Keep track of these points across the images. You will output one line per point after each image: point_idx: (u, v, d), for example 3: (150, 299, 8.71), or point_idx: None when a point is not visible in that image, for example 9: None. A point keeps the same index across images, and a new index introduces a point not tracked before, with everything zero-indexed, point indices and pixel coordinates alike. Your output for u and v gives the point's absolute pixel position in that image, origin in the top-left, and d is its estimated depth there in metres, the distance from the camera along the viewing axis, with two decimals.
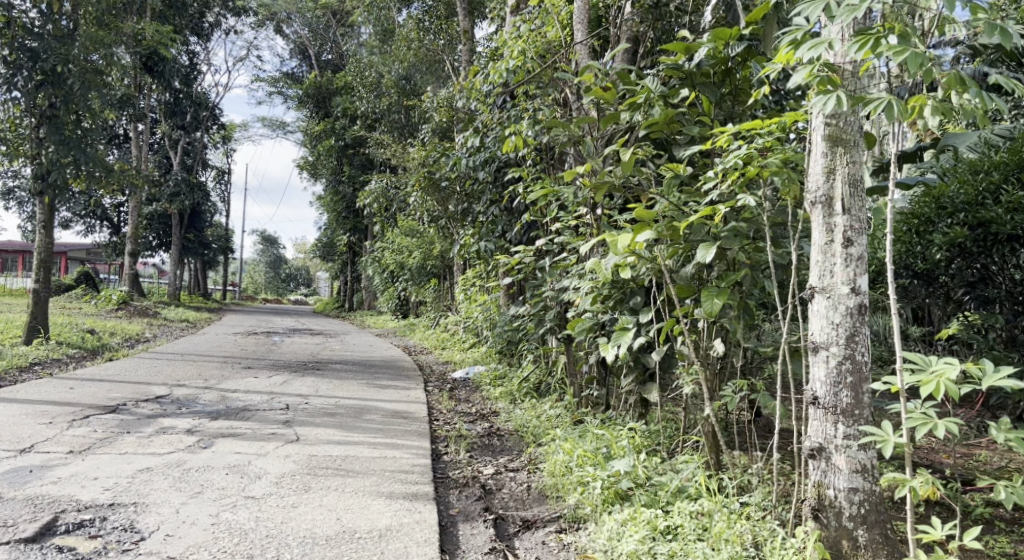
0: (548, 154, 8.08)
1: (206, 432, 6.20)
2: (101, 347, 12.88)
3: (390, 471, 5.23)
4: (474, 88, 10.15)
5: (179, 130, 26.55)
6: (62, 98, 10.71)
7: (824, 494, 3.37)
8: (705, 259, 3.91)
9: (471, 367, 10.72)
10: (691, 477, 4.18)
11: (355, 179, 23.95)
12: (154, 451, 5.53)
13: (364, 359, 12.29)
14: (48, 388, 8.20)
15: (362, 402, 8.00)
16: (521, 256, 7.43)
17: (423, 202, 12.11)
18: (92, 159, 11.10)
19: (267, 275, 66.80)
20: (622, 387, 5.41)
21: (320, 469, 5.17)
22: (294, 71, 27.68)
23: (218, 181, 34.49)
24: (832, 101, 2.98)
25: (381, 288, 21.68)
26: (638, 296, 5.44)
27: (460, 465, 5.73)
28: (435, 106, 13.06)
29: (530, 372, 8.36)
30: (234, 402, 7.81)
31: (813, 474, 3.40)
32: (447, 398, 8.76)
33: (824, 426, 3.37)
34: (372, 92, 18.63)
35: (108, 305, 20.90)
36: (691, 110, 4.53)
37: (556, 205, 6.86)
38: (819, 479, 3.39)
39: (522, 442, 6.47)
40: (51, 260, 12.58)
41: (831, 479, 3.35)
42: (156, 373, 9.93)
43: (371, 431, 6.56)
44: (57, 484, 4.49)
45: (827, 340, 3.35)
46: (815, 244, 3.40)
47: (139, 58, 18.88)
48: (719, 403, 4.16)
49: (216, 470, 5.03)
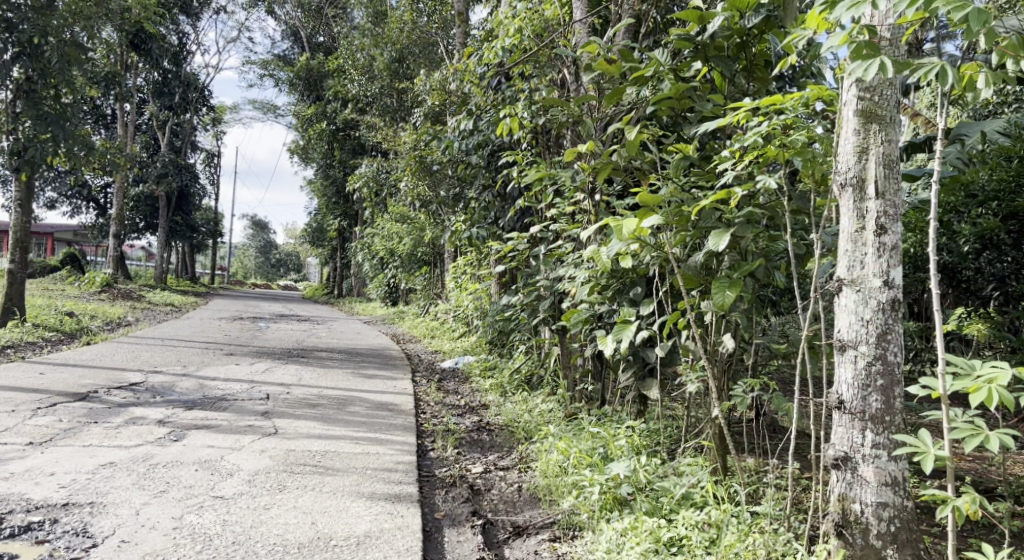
0: (545, 138, 7.78)
1: (179, 423, 5.86)
2: (80, 330, 12.49)
3: (373, 468, 4.91)
4: (467, 71, 9.82)
5: (167, 111, 26.04)
6: (39, 72, 10.29)
7: (849, 509, 3.08)
8: (717, 248, 3.57)
9: (460, 357, 10.41)
10: (696, 482, 3.88)
11: (346, 164, 23.56)
12: (120, 443, 5.20)
13: (351, 347, 11.96)
14: (18, 373, 7.85)
15: (346, 392, 7.67)
16: (514, 243, 7.09)
17: (414, 187, 11.78)
18: (72, 136, 10.64)
19: (257, 260, 66.27)
20: (621, 382, 5.12)
21: (297, 466, 4.84)
22: (285, 54, 27.26)
23: (207, 165, 34.01)
24: (876, 65, 2.68)
25: (370, 275, 21.32)
26: (639, 287, 5.17)
27: (447, 462, 5.42)
28: (428, 89, 12.72)
29: (521, 364, 8.07)
30: (212, 390, 7.48)
31: (837, 486, 3.11)
32: (436, 389, 8.44)
33: (850, 433, 3.08)
34: (363, 74, 18.24)
35: (91, 287, 20.46)
36: (702, 86, 4.20)
37: (552, 190, 6.56)
38: (843, 492, 3.10)
39: (513, 438, 6.17)
40: (28, 240, 12.17)
41: (857, 492, 3.06)
42: (133, 358, 9.57)
43: (355, 424, 6.24)
44: (8, 480, 4.16)
45: (855, 338, 3.05)
46: (844, 232, 3.10)
47: (126, 35, 18.39)
48: (728, 404, 3.85)
49: (185, 465, 4.70)
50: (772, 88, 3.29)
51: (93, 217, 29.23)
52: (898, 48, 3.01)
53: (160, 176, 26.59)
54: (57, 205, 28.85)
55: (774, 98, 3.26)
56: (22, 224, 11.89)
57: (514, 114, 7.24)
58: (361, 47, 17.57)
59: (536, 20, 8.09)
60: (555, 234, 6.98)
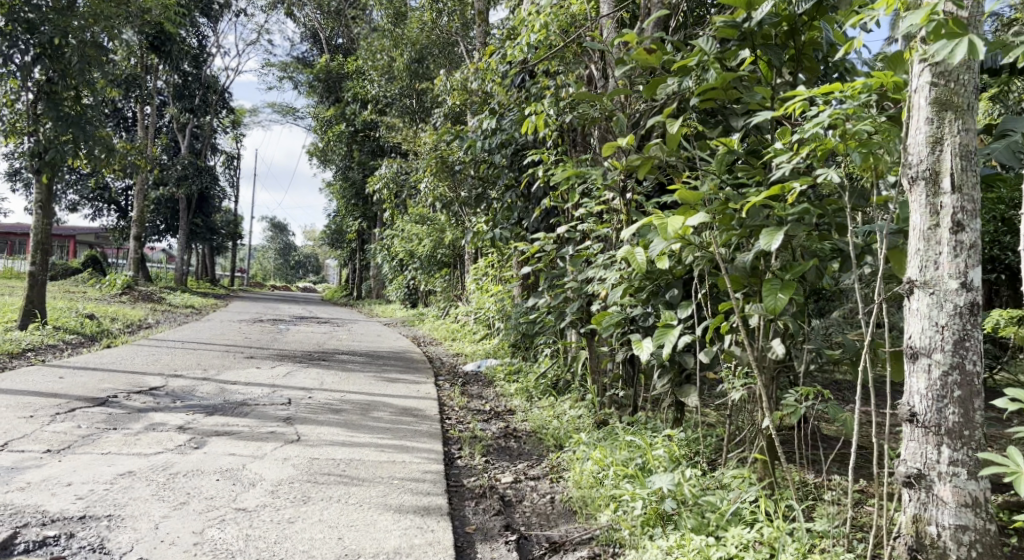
0: (571, 136, 7.58)
1: (199, 429, 5.70)
2: (100, 333, 12.40)
3: (400, 478, 4.72)
4: (490, 69, 9.63)
5: (188, 113, 26.07)
6: (59, 73, 10.21)
7: (924, 532, 2.94)
8: (769, 248, 3.36)
9: (482, 360, 10.21)
10: (744, 498, 3.68)
11: (365, 165, 23.42)
12: (140, 451, 5.04)
13: (371, 350, 11.79)
14: (37, 377, 7.73)
15: (369, 397, 7.49)
16: (540, 244, 6.89)
17: (434, 188, 11.62)
18: (92, 137, 10.55)
19: (276, 262, 66.47)
20: (657, 389, 4.94)
21: (321, 476, 4.67)
22: (305, 56, 27.25)
23: (226, 167, 34.08)
24: (965, 44, 2.61)
25: (389, 276, 21.19)
26: (675, 290, 4.98)
27: (475, 472, 5.22)
28: (449, 89, 12.54)
29: (547, 368, 7.86)
30: (233, 395, 7.33)
31: (910, 507, 2.97)
32: (459, 393, 8.24)
33: (924, 449, 2.93)
34: (383, 75, 18.10)
35: (112, 289, 20.45)
36: (748, 77, 4.02)
37: (580, 189, 6.35)
38: (918, 513, 2.96)
39: (542, 446, 5.97)
40: (49, 243, 12.10)
41: (933, 514, 2.92)
42: (153, 362, 9.45)
43: (378, 430, 6.06)
44: (24, 491, 4.00)
45: (929, 346, 2.91)
46: (915, 229, 2.96)
47: (147, 37, 18.37)
48: (780, 413, 3.64)
49: (206, 475, 4.53)
50: (835, 76, 3.14)
51: (115, 220, 29.30)
52: (977, 30, 2.89)
53: (180, 179, 26.64)
54: (80, 207, 28.96)
55: (836, 86, 3.11)
56: (42, 226, 11.82)
57: (540, 112, 7.06)
58: (381, 48, 17.43)
59: (561, 15, 7.85)
60: (582, 234, 6.77)
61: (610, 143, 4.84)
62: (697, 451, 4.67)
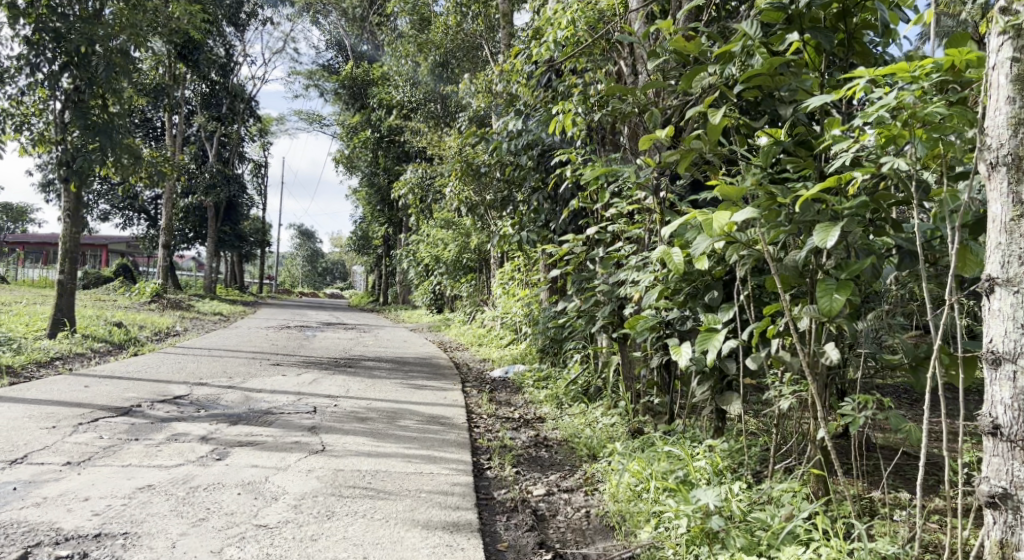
0: (600, 134, 7.36)
1: (222, 440, 5.53)
2: (128, 341, 12.35)
3: (427, 491, 4.52)
4: (516, 70, 9.43)
5: (216, 122, 26.18)
6: (86, 81, 10.19)
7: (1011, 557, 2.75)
8: (825, 245, 3.14)
9: (510, 366, 9.97)
10: (798, 515, 3.47)
11: (391, 171, 23.33)
12: (161, 463, 4.88)
13: (398, 356, 11.63)
14: (62, 386, 7.64)
15: (395, 405, 7.30)
16: (569, 246, 6.67)
17: (460, 192, 11.44)
18: (119, 145, 10.50)
19: (303, 269, 66.86)
20: (696, 396, 4.74)
21: (347, 489, 4.48)
22: (331, 63, 27.26)
23: (254, 175, 34.22)
24: None
25: (415, 281, 21.09)
26: (715, 292, 4.76)
27: (505, 484, 5.00)
28: (475, 92, 12.37)
29: (578, 374, 7.63)
30: (257, 403, 7.18)
31: (994, 530, 2.79)
32: (487, 400, 8.01)
33: (1010, 466, 2.75)
34: (407, 80, 17.98)
35: (142, 298, 20.51)
36: (795, 63, 3.80)
37: (610, 187, 6.13)
38: (1003, 536, 2.77)
39: (575, 455, 5.74)
40: (77, 251, 12.08)
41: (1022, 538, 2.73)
42: (178, 370, 9.34)
43: (405, 440, 5.86)
44: (38, 507, 3.85)
45: (1014, 350, 2.74)
46: (996, 221, 2.80)
47: (176, 46, 18.46)
48: (835, 423, 3.41)
49: (227, 489, 4.35)
50: (900, 57, 2.96)
51: (144, 228, 29.51)
52: None
53: (208, 187, 26.79)
54: (110, 217, 29.20)
55: (904, 64, 2.93)
56: (71, 235, 11.81)
57: (568, 110, 6.84)
58: (405, 53, 17.32)
59: (588, 11, 7.58)
60: (614, 235, 6.54)
61: (647, 135, 4.62)
62: (738, 463, 4.46)
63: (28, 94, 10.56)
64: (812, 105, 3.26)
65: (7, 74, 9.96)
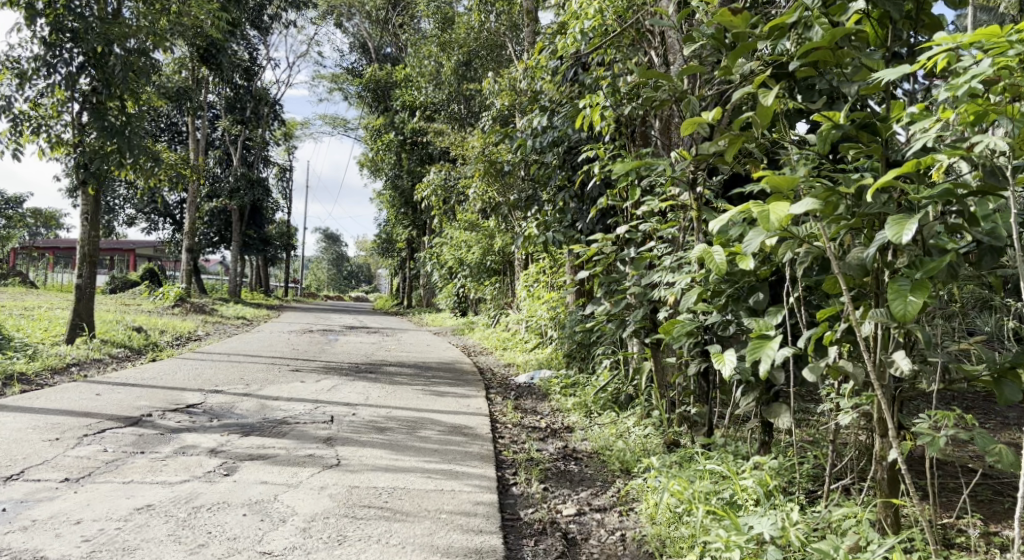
0: (630, 128, 6.99)
1: (232, 453, 5.23)
2: (147, 346, 12.14)
3: (448, 512, 4.20)
4: (541, 65, 9.08)
5: (240, 125, 26.09)
6: (104, 83, 9.95)
7: None
8: (900, 240, 2.78)
9: (536, 371, 9.60)
10: (867, 547, 3.12)
11: (414, 173, 23.08)
12: (164, 479, 4.57)
13: (421, 361, 11.29)
14: (73, 394, 7.38)
15: (416, 413, 6.95)
16: (598, 245, 6.26)
17: (484, 192, 11.10)
18: (138, 147, 10.25)
19: (329, 272, 66.98)
20: (741, 408, 4.39)
21: (362, 509, 4.17)
22: (354, 66, 27.07)
23: (279, 179, 34.20)
24: None
25: (439, 284, 20.79)
26: (761, 293, 4.41)
27: (532, 502, 4.64)
28: (498, 90, 12.01)
29: (607, 381, 7.25)
30: (273, 412, 6.88)
31: None
32: (512, 407, 7.67)
33: None
34: (430, 81, 17.66)
35: (166, 302, 20.40)
36: (859, 35, 3.42)
37: (642, 181, 5.77)
38: None
39: (607, 470, 5.37)
40: (96, 255, 11.87)
41: None
42: (196, 377, 9.08)
43: (425, 453, 5.51)
44: (26, 532, 3.58)
45: None
46: None
47: (200, 50, 18.31)
48: (910, 443, 3.03)
49: (233, 508, 4.05)
50: (992, 22, 2.61)
51: (170, 233, 29.51)
52: None
53: (233, 191, 26.74)
54: (136, 221, 29.22)
55: (998, 28, 2.57)
56: (90, 239, 11.62)
57: (596, 104, 6.43)
58: (427, 53, 17.01)
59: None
60: (645, 234, 6.16)
61: (689, 120, 4.26)
62: (787, 481, 4.12)
63: (47, 97, 10.37)
64: (886, 78, 2.90)
65: (25, 76, 9.75)
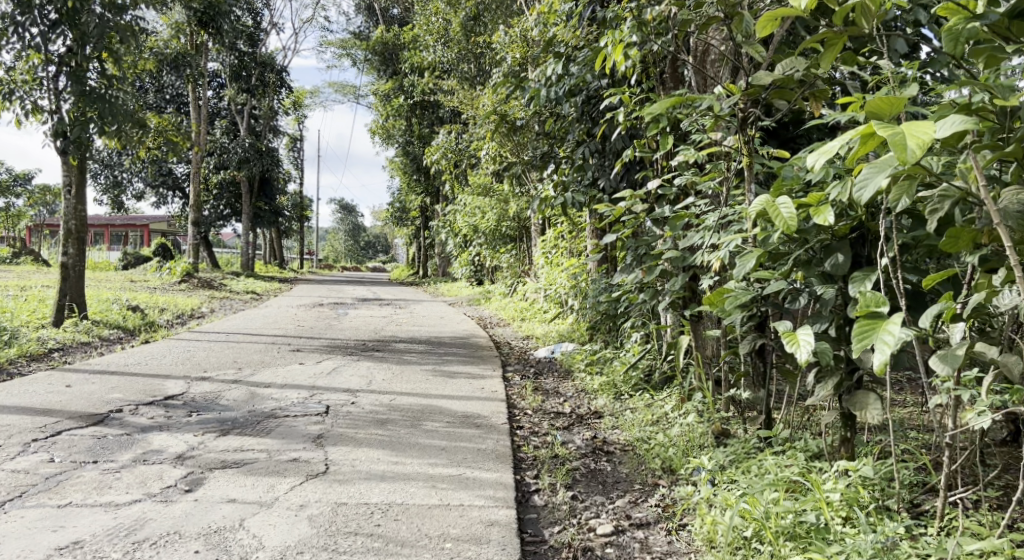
0: (660, 64, 6.00)
1: (201, 461, 4.41)
2: (143, 326, 11.32)
3: (453, 539, 3.38)
4: (556, 5, 8.06)
5: (246, 94, 24.98)
6: (80, 41, 8.91)
7: None
8: None
9: (557, 344, 8.71)
10: None
11: (426, 139, 22.08)
12: (111, 500, 3.76)
13: (432, 336, 10.43)
14: (41, 386, 6.57)
15: (422, 401, 6.10)
16: (626, 204, 5.30)
17: (496, 152, 10.13)
18: (121, 112, 9.26)
19: (346, 242, 66.26)
20: (816, 398, 3.54)
21: (348, 535, 3.38)
22: (361, 28, 25.93)
23: (290, 148, 33.29)
24: None
25: (455, 253, 19.87)
26: (841, 256, 3.44)
27: (558, 518, 3.81)
28: (510, 41, 10.97)
29: (638, 357, 6.36)
30: (261, 403, 6.05)
31: None
32: (533, 389, 6.81)
33: None
34: (438, 41, 16.59)
35: (173, 278, 19.61)
36: None
37: (674, 120, 4.82)
38: None
39: (646, 469, 4.52)
40: (83, 231, 11.13)
41: None
42: (185, 361, 8.27)
43: (430, 453, 4.65)
44: None
45: None
46: None
47: (198, 13, 17.25)
48: None
49: (184, 541, 3.28)
50: None
51: (178, 206, 28.75)
52: None
53: (240, 162, 25.81)
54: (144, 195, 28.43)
55: None
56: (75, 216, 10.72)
57: (620, 40, 5.39)
58: (435, 10, 15.94)
59: None
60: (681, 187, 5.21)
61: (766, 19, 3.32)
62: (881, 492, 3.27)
63: (22, 60, 9.44)
64: None
65: None
